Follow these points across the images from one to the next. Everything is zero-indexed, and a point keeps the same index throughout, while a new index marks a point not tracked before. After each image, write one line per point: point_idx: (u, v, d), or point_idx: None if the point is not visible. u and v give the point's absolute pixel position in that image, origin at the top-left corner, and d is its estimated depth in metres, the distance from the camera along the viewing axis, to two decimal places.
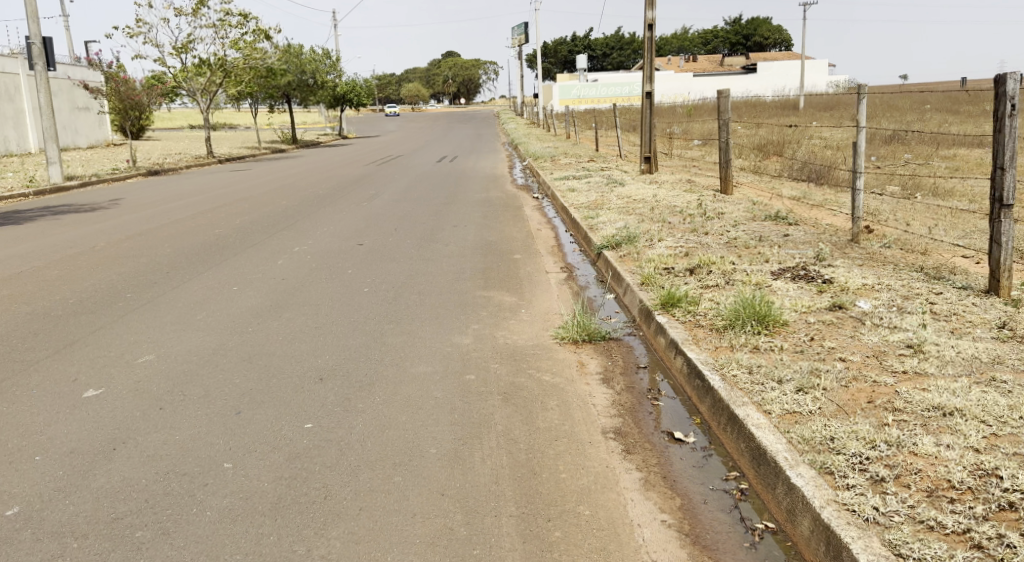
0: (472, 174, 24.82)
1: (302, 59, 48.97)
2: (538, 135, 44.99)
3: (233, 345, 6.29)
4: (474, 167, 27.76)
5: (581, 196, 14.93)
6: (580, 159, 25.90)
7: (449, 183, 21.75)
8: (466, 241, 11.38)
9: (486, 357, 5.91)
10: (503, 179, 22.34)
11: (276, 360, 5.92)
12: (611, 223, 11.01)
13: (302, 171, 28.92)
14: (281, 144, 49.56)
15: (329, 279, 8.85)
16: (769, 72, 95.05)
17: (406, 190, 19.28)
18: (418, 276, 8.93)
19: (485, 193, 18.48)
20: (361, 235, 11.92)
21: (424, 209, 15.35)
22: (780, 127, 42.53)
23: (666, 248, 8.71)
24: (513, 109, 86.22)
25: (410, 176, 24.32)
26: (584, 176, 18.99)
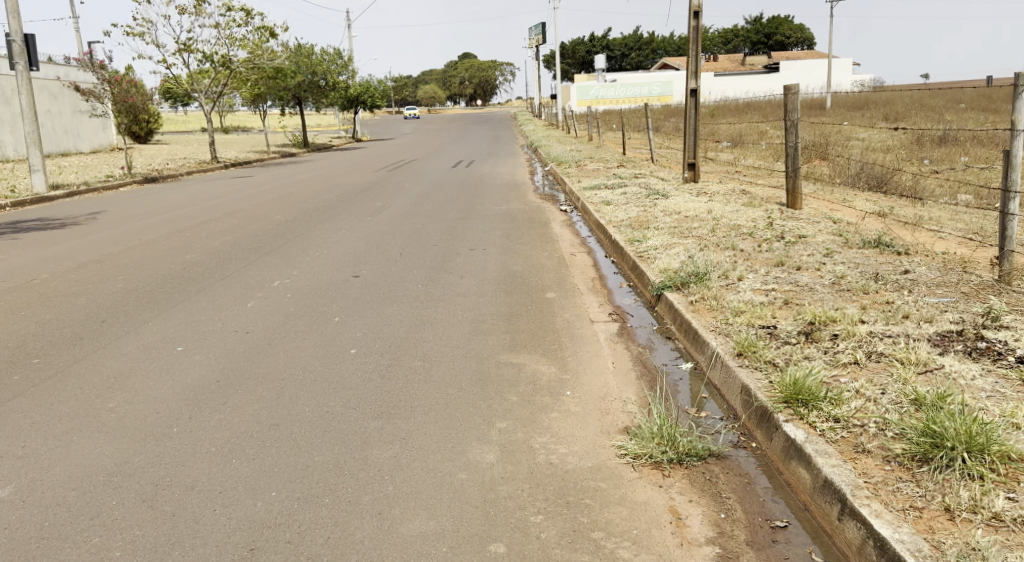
0: (490, 181, 22.76)
1: (314, 60, 46.99)
2: (558, 138, 42.74)
3: (131, 468, 4.16)
4: (492, 174, 25.62)
5: (620, 210, 12.78)
6: (609, 164, 23.73)
7: (465, 191, 19.68)
8: (486, 271, 9.30)
9: (523, 507, 3.75)
10: (524, 187, 20.22)
11: (184, 511, 3.79)
12: (667, 250, 8.85)
13: (309, 177, 26.91)
14: (292, 148, 47.62)
15: (306, 331, 6.77)
16: (793, 71, 92.66)
17: (417, 201, 17.19)
18: (423, 327, 6.84)
19: (505, 204, 16.40)
20: (360, 261, 9.86)
21: (437, 225, 13.28)
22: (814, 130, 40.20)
23: (754, 293, 6.55)
24: (530, 111, 84.01)
25: (423, 184, 22.26)
26: (617, 185, 16.87)
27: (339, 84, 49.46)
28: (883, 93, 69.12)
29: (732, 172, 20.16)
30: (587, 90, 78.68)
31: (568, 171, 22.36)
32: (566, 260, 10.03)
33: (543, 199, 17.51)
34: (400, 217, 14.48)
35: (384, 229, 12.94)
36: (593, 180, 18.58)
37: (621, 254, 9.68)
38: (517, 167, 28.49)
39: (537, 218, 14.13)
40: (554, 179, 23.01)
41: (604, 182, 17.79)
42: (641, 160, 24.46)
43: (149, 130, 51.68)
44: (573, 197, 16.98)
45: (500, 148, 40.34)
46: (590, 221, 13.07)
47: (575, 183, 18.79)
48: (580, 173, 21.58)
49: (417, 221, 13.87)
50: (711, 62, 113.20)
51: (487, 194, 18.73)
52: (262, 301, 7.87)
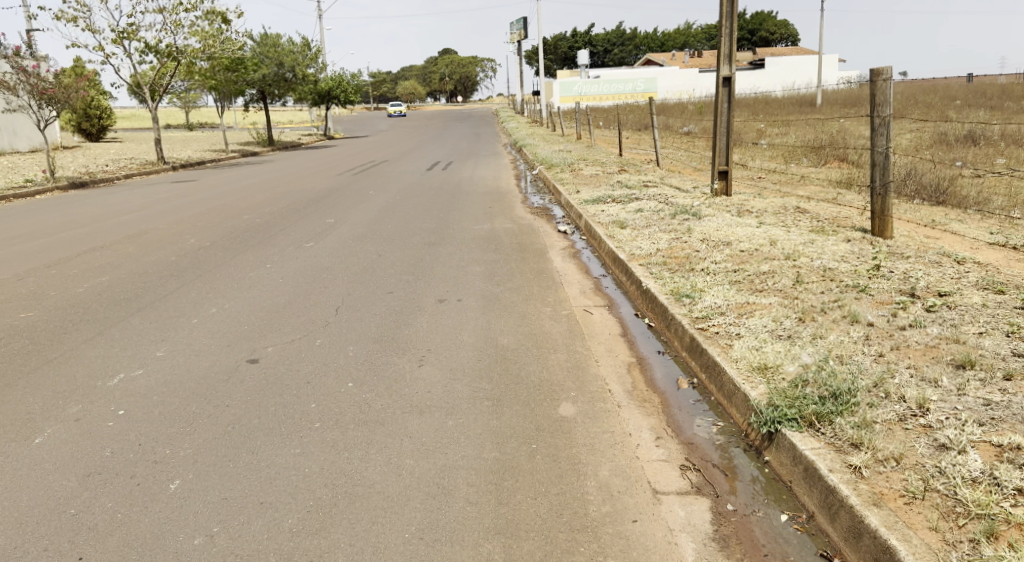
0: (470, 188, 19.54)
1: (280, 51, 43.50)
2: (543, 136, 39.44)
3: None
4: (470, 179, 22.33)
5: (643, 237, 9.48)
6: (606, 168, 20.50)
7: (440, 201, 16.43)
8: (463, 347, 6.05)
9: None
10: (510, 197, 16.97)
11: None
12: (750, 322, 5.61)
13: (263, 181, 23.51)
14: (255, 147, 44.03)
15: (115, 544, 3.64)
16: (781, 67, 90.03)
17: (379, 216, 13.90)
18: (336, 548, 3.58)
19: (488, 221, 13.16)
20: (275, 329, 6.59)
21: (399, 255, 10.02)
22: (818, 128, 37.17)
23: (976, 472, 3.58)
24: (511, 107, 80.65)
25: (391, 189, 18.98)
26: (627, 198, 13.62)
27: (309, 79, 46.00)
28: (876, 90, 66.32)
29: (754, 179, 16.99)
30: (571, 86, 75.46)
31: (558, 177, 19.10)
32: (579, 322, 6.79)
33: (534, 214, 14.24)
34: (352, 241, 11.20)
35: (326, 261, 9.67)
36: (591, 190, 15.34)
37: (662, 318, 6.44)
38: (499, 170, 25.21)
39: (530, 244, 10.87)
40: (544, 185, 19.76)
41: (607, 193, 14.53)
42: (642, 164, 21.23)
43: (102, 126, 47.92)
44: (572, 211, 13.76)
45: (481, 148, 37.05)
46: (600, 253, 9.82)
47: (574, 192, 15.48)
48: (573, 179, 18.32)
49: (373, 248, 10.60)
50: (696, 59, 110.30)
51: (465, 206, 15.42)
52: (72, 428, 4.62)
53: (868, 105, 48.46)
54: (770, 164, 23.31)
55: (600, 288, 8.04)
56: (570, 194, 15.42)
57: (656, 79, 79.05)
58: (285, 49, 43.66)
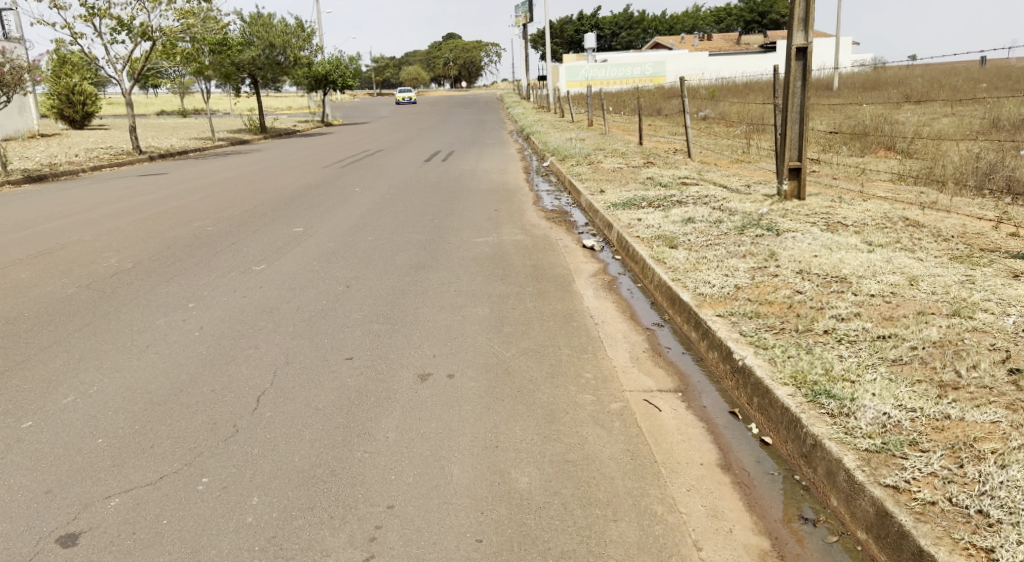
0: (472, 183, 16.95)
1: (271, 31, 40.82)
2: (552, 123, 36.76)
3: None
4: (474, 172, 19.70)
5: (710, 266, 6.81)
6: (629, 160, 17.86)
7: (438, 200, 13.89)
8: (450, 496, 3.69)
9: None
10: (520, 196, 14.39)
11: None
12: (988, 475, 3.42)
13: (240, 174, 20.98)
14: (246, 135, 41.43)
15: None
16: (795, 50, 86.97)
17: (363, 222, 11.37)
18: None
19: (496, 230, 10.61)
20: (155, 448, 4.11)
21: (376, 285, 7.49)
22: (849, 113, 34.44)
23: None
24: (517, 92, 77.76)
25: (381, 185, 16.40)
26: (667, 200, 10.96)
27: (303, 61, 43.38)
28: (895, 73, 63.51)
29: (808, 174, 14.34)
30: (578, 71, 72.61)
31: (574, 171, 16.46)
32: (643, 426, 4.19)
33: (551, 219, 11.61)
34: (320, 259, 8.68)
35: (274, 294, 7.15)
36: (618, 188, 12.72)
37: (787, 431, 3.96)
38: (506, 161, 22.58)
39: (551, 267, 8.24)
40: (558, 180, 17.10)
41: (640, 193, 11.88)
42: (668, 156, 18.64)
43: (86, 112, 45.23)
44: (597, 217, 11.17)
45: (485, 136, 34.39)
46: (646, 290, 7.15)
47: (599, 191, 12.80)
48: (594, 173, 15.70)
49: (342, 271, 8.08)
50: (706, 42, 107.22)
51: (467, 208, 12.87)
52: None
53: (891, 88, 45.79)
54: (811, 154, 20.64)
55: (660, 353, 5.40)
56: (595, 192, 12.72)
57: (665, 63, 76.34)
58: (277, 30, 40.98)
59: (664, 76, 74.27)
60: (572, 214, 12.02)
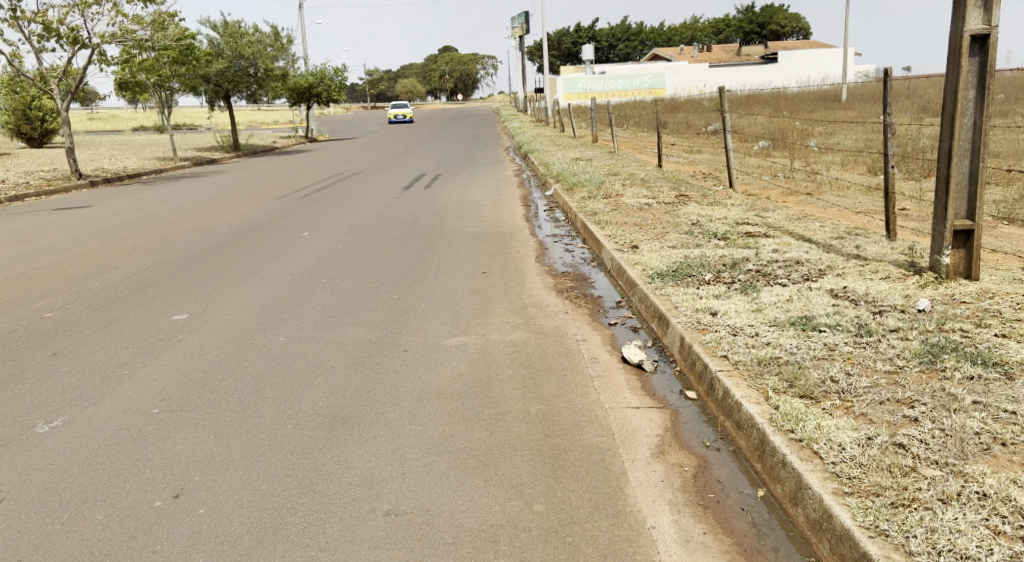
0: (456, 221, 13.31)
1: (242, 42, 37.31)
2: (552, 140, 33.19)
3: None
4: (459, 203, 16.11)
5: (943, 483, 3.41)
6: (653, 190, 14.26)
7: (408, 252, 10.29)
8: None
9: None
10: (516, 246, 10.76)
11: None
12: None
13: (176, 205, 17.30)
14: (214, 154, 37.73)
15: None
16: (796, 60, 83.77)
17: (284, 298, 7.80)
18: None
19: (480, 317, 7.00)
20: None
21: (235, 495, 3.88)
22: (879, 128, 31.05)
23: None
24: (513, 107, 74.34)
25: (339, 226, 12.81)
26: (740, 268, 7.23)
27: (281, 74, 39.85)
28: (908, 82, 60.16)
29: (898, 213, 10.75)
30: (575, 83, 69.20)
31: (587, 206, 12.84)
32: None
33: (563, 294, 7.88)
34: (170, 397, 5.08)
35: (16, 537, 3.65)
36: (658, 241, 9.04)
37: None
38: (499, 188, 19.05)
39: (578, 423, 4.56)
40: (566, 217, 13.36)
41: (694, 253, 8.15)
42: (700, 184, 15.03)
43: (45, 129, 41.55)
44: (632, 289, 7.49)
45: (478, 155, 30.84)
46: (784, 519, 3.62)
47: (633, 244, 9.08)
48: (614, 210, 12.05)
49: (189, 438, 4.47)
50: (706, 53, 103.96)
51: (443, 267, 9.26)
52: None
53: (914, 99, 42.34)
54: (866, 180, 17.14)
55: None
56: (625, 247, 9.03)
57: (665, 73, 73.06)
58: (248, 40, 37.48)
59: (665, 88, 70.95)
60: (595, 283, 8.25)
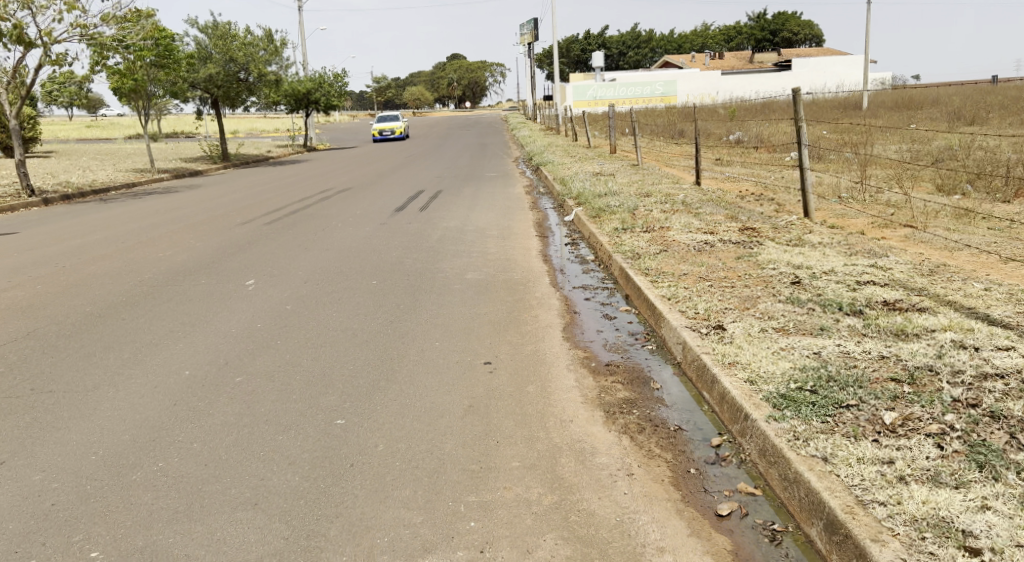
0: (454, 261, 10.29)
1: (232, 43, 34.13)
2: (565, 150, 30.30)
3: None
4: (461, 231, 13.21)
5: None
6: (706, 219, 11.15)
7: (381, 318, 7.28)
8: None
9: None
10: (536, 308, 7.60)
11: None
12: None
13: (118, 231, 14.33)
14: (199, 165, 34.70)
15: None
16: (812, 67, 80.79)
17: (156, 426, 4.85)
18: None
19: (476, 485, 4.04)
20: None
21: None
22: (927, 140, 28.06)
23: None
24: (521, 114, 71.41)
25: (301, 268, 9.81)
26: (943, 397, 4.23)
27: (276, 78, 36.60)
28: (936, 88, 56.52)
29: None
30: (585, 90, 66.26)
31: (624, 245, 9.66)
32: None
33: (620, 424, 4.67)
34: None
35: None
36: (757, 318, 5.83)
37: None
38: (511, 210, 16.15)
39: None
40: (598, 258, 10.13)
41: (834, 351, 4.94)
42: (761, 212, 11.89)
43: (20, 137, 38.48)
44: (733, 413, 4.43)
45: (485, 166, 27.94)
46: None
47: (717, 323, 5.86)
48: (665, 254, 8.82)
49: None
50: (718, 60, 100.52)
51: (425, 353, 6.20)
52: None
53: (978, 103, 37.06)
54: (953, 202, 14.18)
55: None
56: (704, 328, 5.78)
57: (676, 81, 69.88)
58: (239, 42, 34.22)
59: (676, 96, 67.76)
60: (667, 400, 5.03)
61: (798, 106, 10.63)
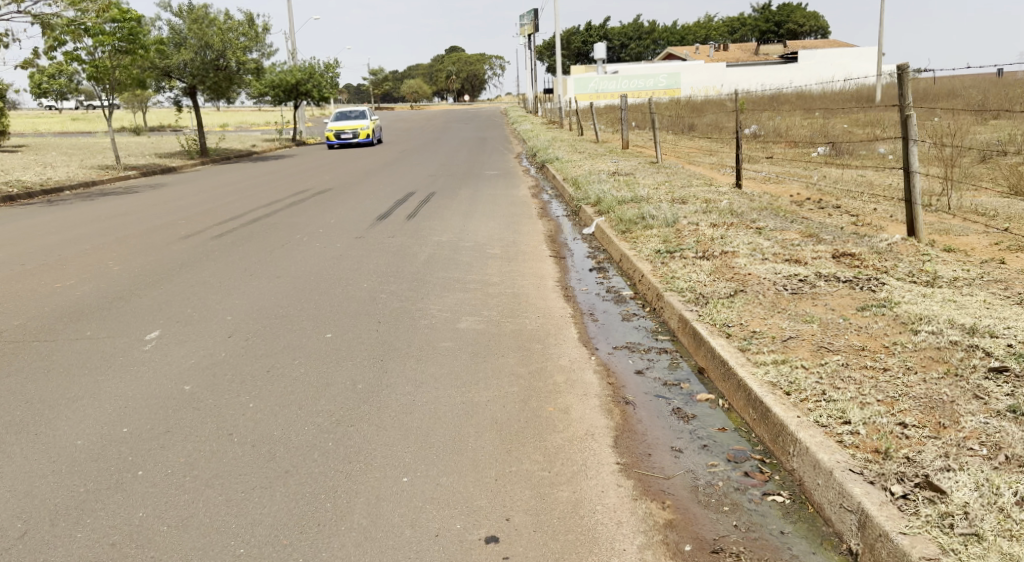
0: (443, 298, 7.62)
1: (210, 29, 31.44)
2: (572, 145, 27.71)
3: None
4: (456, 247, 10.62)
5: None
6: (777, 238, 8.46)
7: (320, 416, 4.65)
8: None
9: None
10: (562, 395, 4.88)
11: None
12: None
13: (35, 245, 11.70)
14: (175, 160, 32.03)
15: None
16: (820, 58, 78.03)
17: None
18: None
19: None
20: None
21: None
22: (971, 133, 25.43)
23: None
24: (522, 107, 68.75)
25: (231, 311, 7.19)
26: None
27: (258, 68, 33.84)
28: (953, 80, 53.62)
29: None
30: (586, 83, 63.53)
31: (679, 283, 6.88)
32: None
33: None
34: None
35: None
36: (991, 467, 3.38)
37: None
38: (517, 217, 13.61)
39: None
40: (642, 297, 7.34)
41: None
42: (843, 229, 9.22)
43: None
44: None
45: (484, 163, 25.37)
46: None
47: (915, 470, 3.39)
48: (749, 299, 6.01)
49: None
50: (723, 52, 97.27)
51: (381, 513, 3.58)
52: None
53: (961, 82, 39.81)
54: None
55: None
56: (893, 482, 3.34)
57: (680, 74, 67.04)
58: (217, 27, 31.54)
59: (680, 88, 64.91)
60: None
61: (906, 86, 7.99)
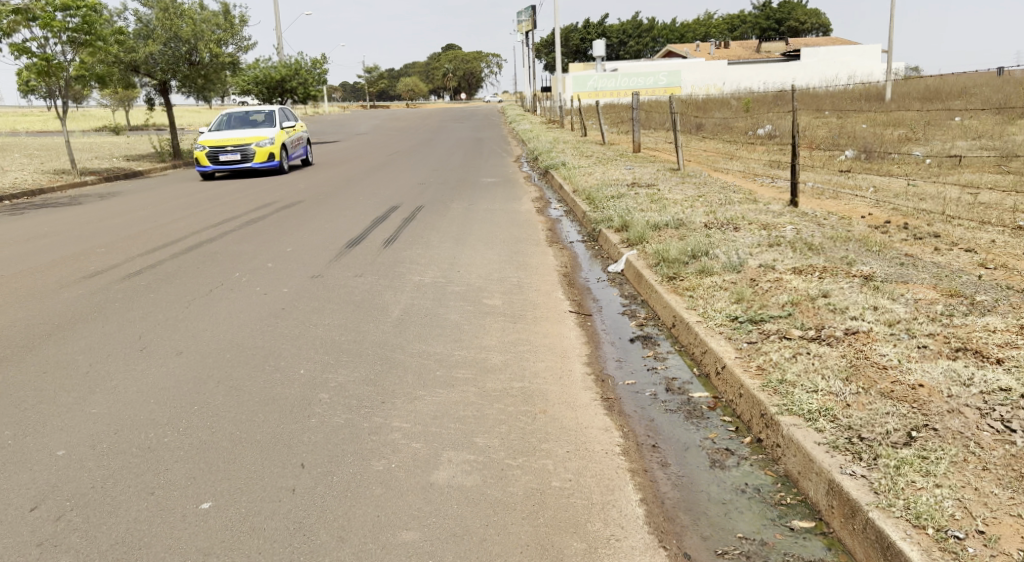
0: (418, 401, 4.94)
1: (180, 19, 28.66)
2: (578, 148, 25.04)
3: None
4: (444, 293, 7.96)
5: None
6: (911, 301, 5.82)
7: None
8: None
9: None
10: None
11: None
12: None
13: None
14: (142, 163, 29.24)
15: None
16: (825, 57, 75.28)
17: None
18: None
19: None
20: None
21: None
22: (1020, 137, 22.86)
23: None
24: (519, 106, 66.09)
25: (76, 432, 4.51)
26: None
27: (235, 64, 31.05)
28: (968, 77, 50.86)
29: None
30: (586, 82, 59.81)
31: (801, 396, 4.18)
32: None
33: None
34: None
35: None
36: None
37: None
38: (522, 243, 10.95)
39: None
40: (731, 409, 4.64)
41: None
42: (985, 281, 6.58)
43: None
44: None
45: (481, 169, 22.68)
46: None
47: None
48: (957, 452, 3.53)
49: None
50: (724, 50, 94.57)
51: None
52: None
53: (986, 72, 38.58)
54: None
55: None
56: None
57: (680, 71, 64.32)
58: (188, 17, 28.76)
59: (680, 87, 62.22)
60: None
61: None
